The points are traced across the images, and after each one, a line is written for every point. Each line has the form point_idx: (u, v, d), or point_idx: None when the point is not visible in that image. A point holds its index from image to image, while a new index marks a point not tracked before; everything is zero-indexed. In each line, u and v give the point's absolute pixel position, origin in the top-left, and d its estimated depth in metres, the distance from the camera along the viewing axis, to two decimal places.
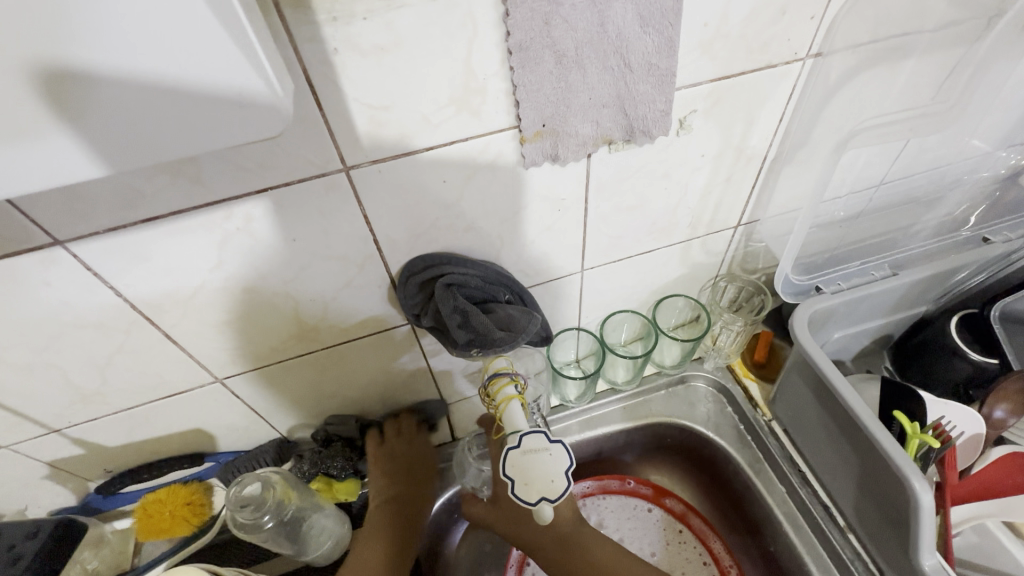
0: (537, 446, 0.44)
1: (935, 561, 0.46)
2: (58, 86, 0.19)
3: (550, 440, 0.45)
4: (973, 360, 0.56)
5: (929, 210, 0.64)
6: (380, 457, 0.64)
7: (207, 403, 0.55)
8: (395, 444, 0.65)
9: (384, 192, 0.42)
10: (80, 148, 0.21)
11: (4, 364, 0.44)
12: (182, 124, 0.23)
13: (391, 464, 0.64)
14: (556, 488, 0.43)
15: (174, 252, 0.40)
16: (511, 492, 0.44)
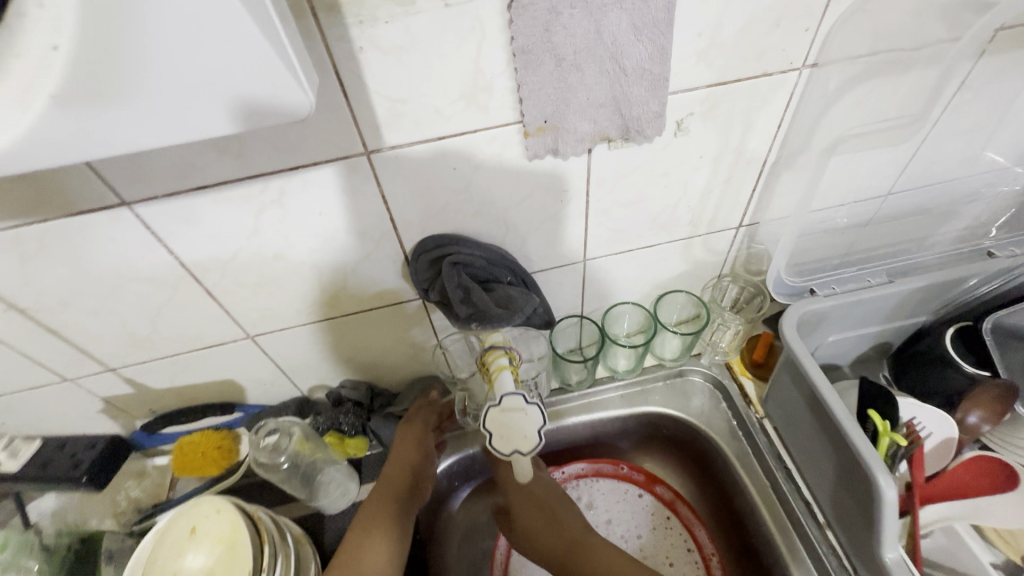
0: (514, 407, 0.49)
1: (896, 555, 0.48)
2: (120, 69, 0.24)
3: (527, 402, 0.49)
4: (968, 372, 0.56)
5: (940, 223, 0.65)
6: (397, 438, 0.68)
7: (239, 357, 0.62)
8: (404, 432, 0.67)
9: (400, 175, 0.47)
10: (127, 119, 0.26)
11: (73, 307, 0.51)
12: (201, 106, 0.27)
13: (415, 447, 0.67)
14: (530, 442, 0.50)
15: (218, 218, 0.47)
16: (491, 445, 0.50)
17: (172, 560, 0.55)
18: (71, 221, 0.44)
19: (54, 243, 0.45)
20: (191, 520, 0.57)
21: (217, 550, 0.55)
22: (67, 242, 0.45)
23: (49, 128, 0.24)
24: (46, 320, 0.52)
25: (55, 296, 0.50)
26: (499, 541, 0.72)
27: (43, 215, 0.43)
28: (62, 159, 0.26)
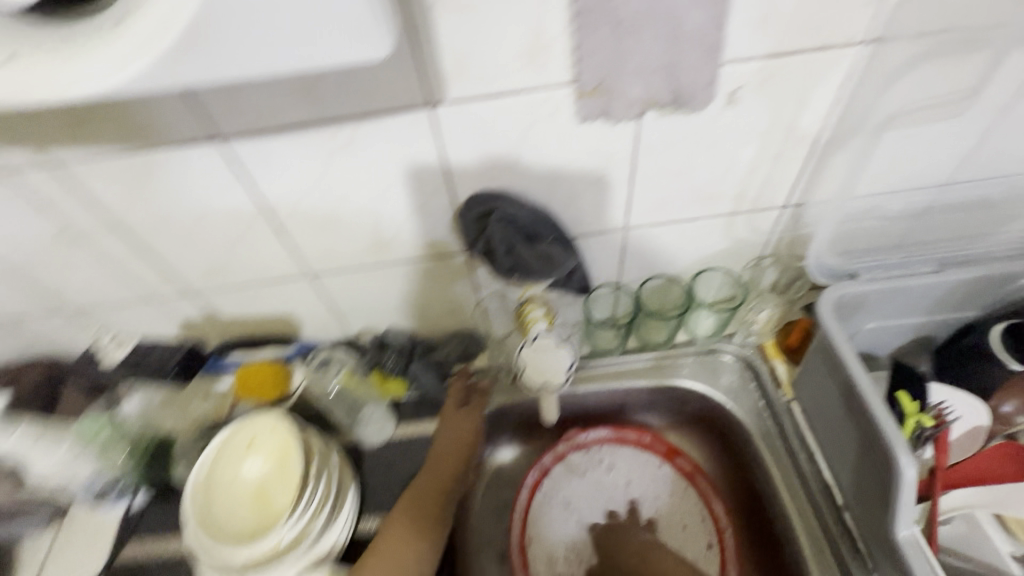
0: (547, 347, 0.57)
1: (910, 534, 0.49)
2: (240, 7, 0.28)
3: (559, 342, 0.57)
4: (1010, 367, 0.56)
5: (1000, 222, 0.64)
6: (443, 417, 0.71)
7: (299, 293, 0.68)
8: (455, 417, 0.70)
9: (459, 129, 0.51)
10: (239, 52, 0.30)
11: (164, 232, 0.58)
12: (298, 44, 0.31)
13: (460, 425, 0.71)
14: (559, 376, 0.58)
15: (294, 158, 0.52)
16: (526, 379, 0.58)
17: (231, 468, 0.63)
18: (170, 151, 0.49)
19: (154, 171, 0.51)
20: (247, 436, 0.64)
21: (269, 463, 0.63)
22: (165, 170, 0.51)
23: (180, 56, 0.29)
24: (141, 241, 0.58)
25: (149, 220, 0.56)
26: (519, 493, 0.75)
27: (147, 144, 0.49)
28: (185, 79, 0.30)
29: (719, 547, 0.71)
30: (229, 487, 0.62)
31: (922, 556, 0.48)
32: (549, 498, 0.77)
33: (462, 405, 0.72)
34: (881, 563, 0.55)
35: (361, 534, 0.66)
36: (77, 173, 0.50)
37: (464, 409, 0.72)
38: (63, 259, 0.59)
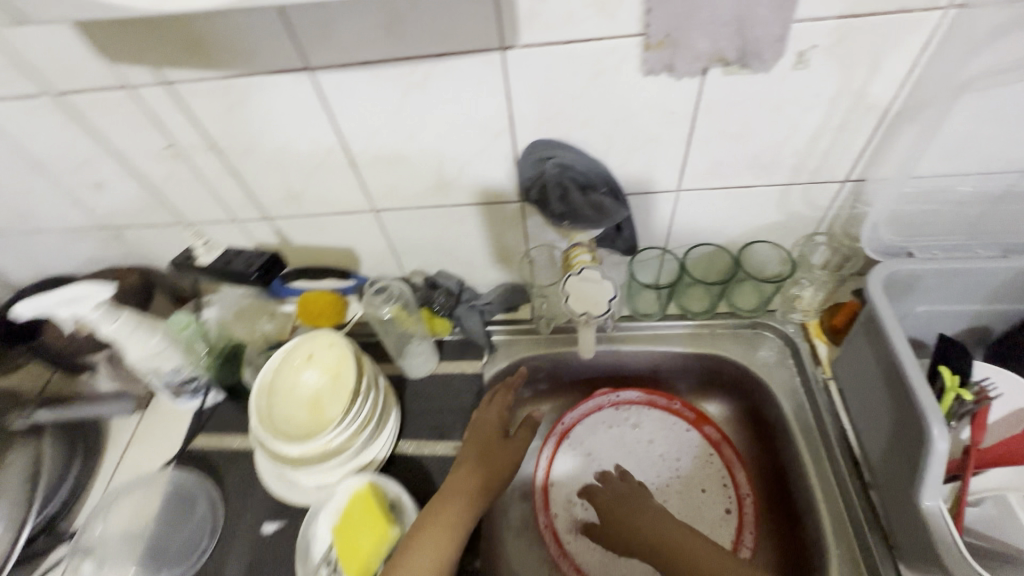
0: (592, 278, 0.61)
1: (935, 505, 0.49)
2: None
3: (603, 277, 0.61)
4: None
5: None
6: (478, 436, 0.68)
7: (362, 227, 0.74)
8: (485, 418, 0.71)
9: (527, 73, 0.53)
10: None
11: (251, 156, 0.64)
12: None
13: (498, 452, 0.67)
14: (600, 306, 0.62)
15: (372, 93, 0.56)
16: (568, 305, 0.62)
17: (290, 375, 0.69)
18: (265, 78, 0.55)
19: (250, 96, 0.57)
20: (307, 349, 0.70)
21: (325, 376, 0.69)
22: (259, 96, 0.57)
23: None
24: (231, 163, 0.65)
25: (241, 144, 0.62)
26: (546, 441, 0.81)
27: (246, 71, 0.54)
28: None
29: (737, 513, 0.73)
30: (289, 392, 0.68)
31: (945, 527, 0.48)
32: (574, 447, 0.81)
33: (505, 434, 0.70)
34: (899, 537, 0.56)
35: (399, 454, 0.72)
36: (185, 92, 0.56)
37: (506, 438, 0.69)
38: (165, 174, 0.66)
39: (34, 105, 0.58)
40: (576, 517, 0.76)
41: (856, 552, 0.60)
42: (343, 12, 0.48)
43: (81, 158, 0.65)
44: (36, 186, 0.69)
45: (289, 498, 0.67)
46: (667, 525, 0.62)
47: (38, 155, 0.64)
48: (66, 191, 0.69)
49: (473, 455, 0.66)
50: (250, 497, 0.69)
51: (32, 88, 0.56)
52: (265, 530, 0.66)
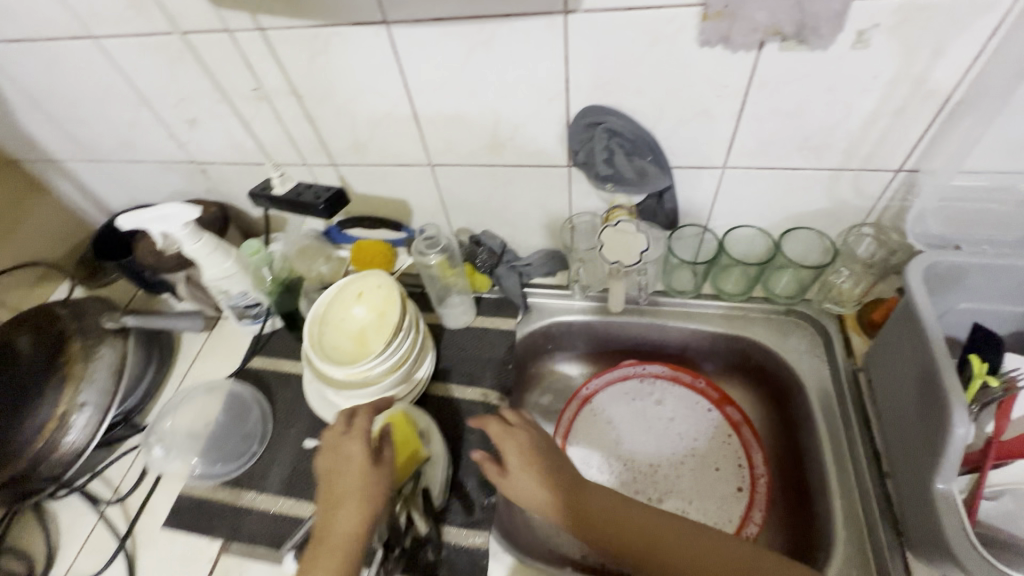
0: (626, 231, 0.65)
1: (948, 488, 0.50)
2: None
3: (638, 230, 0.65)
4: None
5: None
6: (340, 474, 0.55)
7: (417, 180, 0.79)
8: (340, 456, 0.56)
9: (586, 37, 0.56)
10: None
11: (325, 104, 0.70)
12: None
13: (364, 487, 0.54)
14: (632, 257, 0.65)
15: (441, 49, 0.60)
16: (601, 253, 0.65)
17: (340, 309, 0.75)
18: (346, 30, 0.60)
19: (331, 45, 0.62)
20: (357, 288, 0.76)
21: (372, 313, 0.75)
22: (338, 45, 0.62)
23: None
24: (307, 109, 0.71)
25: (318, 92, 0.68)
26: (569, 403, 0.84)
27: (330, 22, 0.59)
28: None
29: (749, 492, 0.74)
30: (338, 324, 0.74)
31: (955, 509, 0.49)
32: (595, 413, 0.83)
33: (372, 459, 0.56)
34: (908, 524, 0.56)
35: (431, 393, 0.78)
36: (275, 39, 0.62)
37: (373, 465, 0.55)
38: (249, 115, 0.73)
39: (147, 43, 0.66)
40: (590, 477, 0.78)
41: (864, 537, 0.60)
42: None
43: (180, 95, 0.72)
44: (140, 118, 0.77)
45: (331, 419, 0.74)
46: (592, 496, 0.57)
47: (145, 90, 0.73)
48: (164, 125, 0.78)
49: (338, 492, 0.54)
50: (297, 414, 0.77)
51: (146, 28, 0.64)
52: (307, 444, 0.74)
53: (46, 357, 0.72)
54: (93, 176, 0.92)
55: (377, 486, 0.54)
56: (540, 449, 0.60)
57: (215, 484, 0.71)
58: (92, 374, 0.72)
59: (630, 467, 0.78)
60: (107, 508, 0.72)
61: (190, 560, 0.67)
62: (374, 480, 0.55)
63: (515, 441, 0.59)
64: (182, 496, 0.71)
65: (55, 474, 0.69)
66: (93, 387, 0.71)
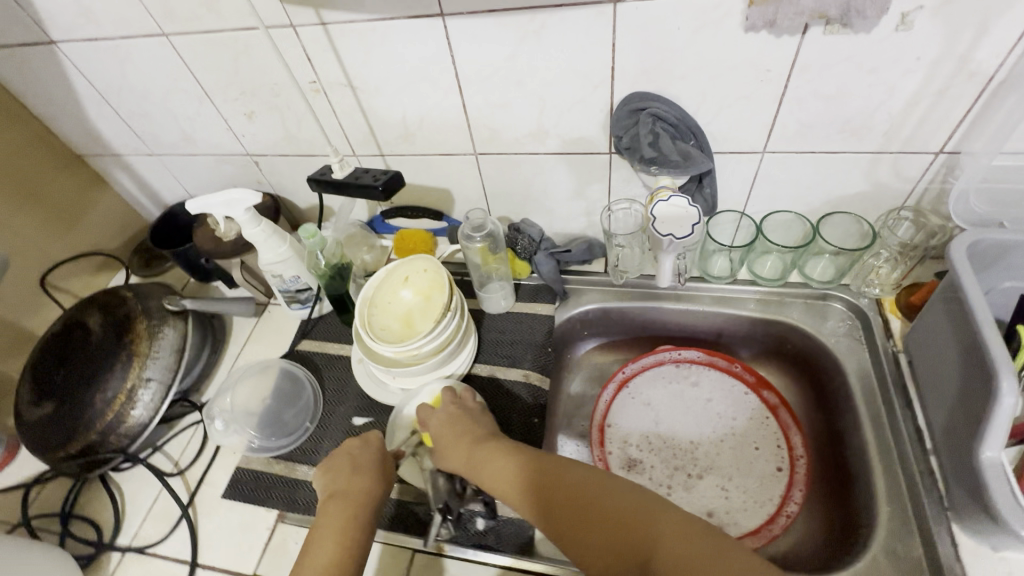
0: (678, 205, 0.64)
1: (995, 457, 0.50)
2: None
3: (691, 204, 0.64)
4: None
5: None
6: (362, 451, 0.63)
7: (461, 169, 0.82)
8: (357, 447, 0.63)
9: (633, 24, 0.58)
10: None
11: (378, 95, 0.73)
12: None
13: (379, 465, 0.62)
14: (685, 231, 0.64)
15: (491, 39, 0.64)
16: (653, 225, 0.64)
17: (389, 293, 0.78)
18: (404, 22, 0.63)
19: (387, 38, 0.66)
20: (404, 273, 0.79)
21: (418, 296, 0.77)
22: (395, 38, 0.66)
23: None
24: (360, 101, 0.74)
25: (372, 84, 0.72)
26: (608, 386, 0.86)
27: (389, 15, 0.63)
28: None
29: (788, 471, 0.75)
30: (387, 307, 0.77)
31: (1003, 477, 0.50)
32: (632, 395, 0.85)
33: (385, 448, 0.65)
34: (955, 495, 0.57)
35: (474, 374, 0.80)
36: (336, 34, 0.66)
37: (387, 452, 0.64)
38: (305, 107, 0.77)
39: (214, 40, 0.70)
40: (629, 456, 0.80)
41: (908, 511, 0.61)
42: None
43: (240, 90, 0.77)
44: (202, 113, 0.82)
45: (381, 398, 0.77)
46: (499, 452, 0.58)
47: (208, 86, 0.77)
48: (224, 118, 0.82)
49: (359, 463, 0.61)
50: (345, 393, 0.80)
51: (214, 25, 0.68)
52: (356, 421, 0.77)
53: (114, 336, 0.76)
54: (152, 170, 0.97)
55: (388, 468, 0.62)
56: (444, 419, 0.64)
57: (270, 458, 0.75)
58: (156, 352, 0.76)
59: (669, 444, 0.80)
60: (169, 479, 0.76)
61: (248, 529, 0.70)
62: (387, 464, 0.63)
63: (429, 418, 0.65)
64: (239, 469, 0.74)
65: (123, 444, 0.73)
66: (157, 364, 0.75)
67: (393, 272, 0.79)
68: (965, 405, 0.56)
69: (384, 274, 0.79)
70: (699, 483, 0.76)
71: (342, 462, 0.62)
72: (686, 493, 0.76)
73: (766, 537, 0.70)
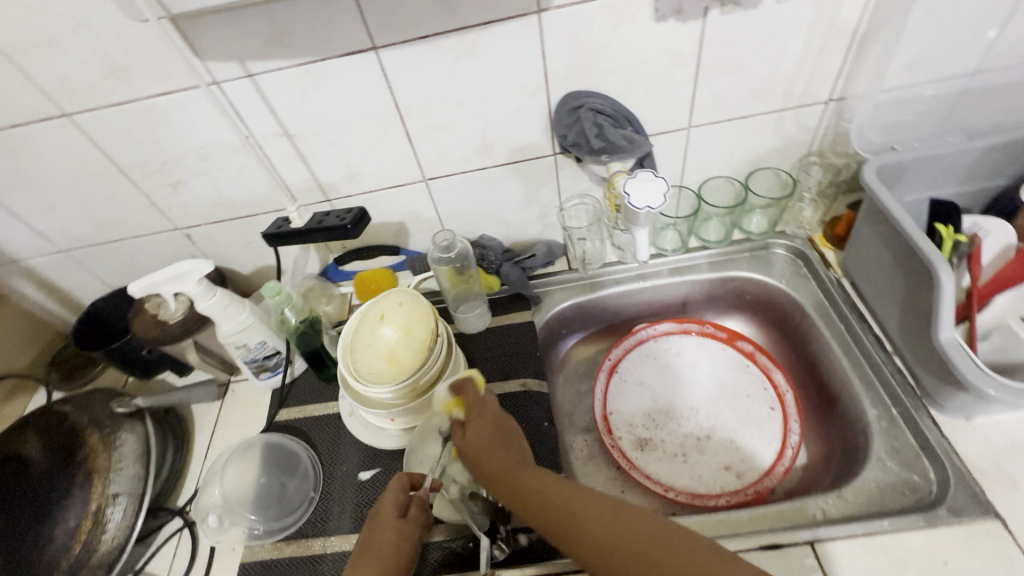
0: (647, 178, 0.67)
1: (951, 337, 0.58)
2: None
3: (657, 175, 0.67)
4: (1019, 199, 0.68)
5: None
6: (376, 529, 0.56)
7: (413, 198, 0.82)
8: (385, 513, 0.57)
9: (558, 30, 0.63)
10: None
11: (318, 139, 0.72)
12: None
13: (394, 541, 0.55)
14: (659, 200, 0.66)
15: (426, 65, 0.65)
16: (628, 201, 0.66)
17: (367, 334, 0.69)
18: (337, 61, 0.64)
19: (321, 80, 0.65)
20: (379, 310, 0.71)
21: (401, 332, 0.68)
22: (329, 79, 0.65)
23: None
24: (299, 148, 0.73)
25: (310, 128, 0.71)
26: (599, 374, 0.88)
27: (321, 57, 0.63)
28: None
29: (781, 409, 0.80)
30: (368, 349, 0.68)
31: (963, 351, 0.57)
32: (624, 378, 0.88)
33: (398, 513, 0.57)
34: (927, 383, 0.65)
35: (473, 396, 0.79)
36: (265, 83, 0.65)
37: (402, 518, 0.57)
38: (239, 166, 0.74)
39: (126, 111, 0.65)
40: (639, 436, 0.82)
41: (892, 411, 0.68)
42: None
43: (162, 160, 0.72)
44: (118, 193, 0.75)
45: (386, 444, 0.73)
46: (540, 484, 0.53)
47: (123, 162, 0.71)
48: (145, 194, 0.76)
49: (375, 544, 0.54)
50: (343, 452, 0.75)
51: (126, 95, 0.64)
52: (363, 476, 0.72)
53: (61, 458, 0.67)
54: (59, 270, 0.86)
55: (402, 541, 0.55)
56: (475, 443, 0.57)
57: (279, 542, 0.68)
58: (118, 463, 0.67)
59: (669, 416, 0.83)
60: None
61: None
62: (405, 534, 0.56)
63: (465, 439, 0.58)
64: (245, 564, 0.67)
65: None
66: (121, 477, 0.66)
67: (365, 314, 0.72)
68: (914, 300, 0.64)
69: (359, 318, 0.72)
70: (710, 443, 0.79)
71: (368, 533, 0.56)
72: (700, 455, 0.79)
73: (780, 472, 0.75)
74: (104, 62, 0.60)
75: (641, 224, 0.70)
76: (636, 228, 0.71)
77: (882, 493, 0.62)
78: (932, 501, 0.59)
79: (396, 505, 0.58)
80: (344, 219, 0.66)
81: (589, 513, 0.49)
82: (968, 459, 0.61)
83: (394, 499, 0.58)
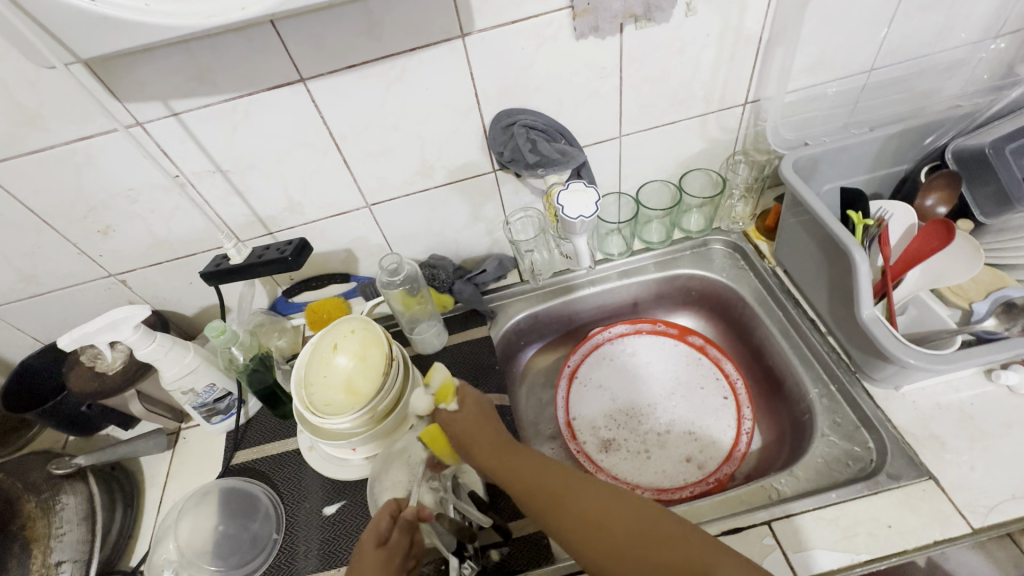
0: (579, 189, 0.69)
1: (872, 313, 0.62)
2: None
3: (587, 186, 0.69)
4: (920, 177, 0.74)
5: (923, 96, 0.80)
6: (358, 562, 0.54)
7: (358, 224, 0.82)
8: (368, 538, 0.55)
9: (483, 54, 0.65)
10: None
11: (253, 171, 0.71)
12: None
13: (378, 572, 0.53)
14: (591, 209, 0.68)
15: (357, 95, 0.66)
16: (562, 211, 0.68)
17: (320, 366, 0.67)
18: (265, 95, 0.63)
19: (251, 114, 0.65)
20: (330, 341, 0.69)
21: (354, 360, 0.67)
22: (259, 113, 0.65)
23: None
24: (234, 183, 0.72)
25: (244, 161, 0.70)
26: (560, 381, 0.89)
27: (248, 91, 0.62)
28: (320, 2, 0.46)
29: (733, 397, 0.84)
30: (323, 381, 0.66)
31: (883, 326, 0.61)
32: (585, 383, 0.90)
33: (377, 542, 0.55)
34: (858, 359, 0.69)
35: None
36: (192, 121, 0.64)
37: (382, 547, 0.55)
38: (171, 206, 0.72)
39: (43, 159, 0.63)
40: (602, 437, 0.84)
41: (830, 387, 0.72)
42: (324, 22, 0.58)
43: (87, 205, 0.69)
44: (42, 244, 0.72)
45: (346, 474, 0.72)
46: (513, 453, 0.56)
47: (43, 211, 0.68)
48: (72, 243, 0.73)
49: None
50: (306, 487, 0.73)
51: (42, 142, 0.61)
52: (328, 510, 0.71)
53: None
54: None
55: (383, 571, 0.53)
56: (468, 424, 0.59)
57: None
58: (59, 528, 0.64)
59: (629, 414, 0.85)
60: None
61: None
62: (388, 562, 0.54)
63: (455, 427, 0.59)
64: None
65: None
66: (65, 543, 0.63)
67: (315, 348, 0.70)
68: (840, 282, 0.68)
69: (308, 354, 0.69)
70: (670, 436, 0.82)
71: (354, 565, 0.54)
72: (662, 450, 0.81)
73: (738, 458, 0.78)
74: (14, 110, 0.58)
75: (580, 232, 0.72)
76: (576, 237, 0.74)
77: (828, 466, 0.66)
78: (872, 469, 0.63)
79: (376, 534, 0.55)
80: (284, 252, 0.65)
81: (552, 481, 0.53)
82: (900, 425, 0.65)
83: (375, 527, 0.55)
